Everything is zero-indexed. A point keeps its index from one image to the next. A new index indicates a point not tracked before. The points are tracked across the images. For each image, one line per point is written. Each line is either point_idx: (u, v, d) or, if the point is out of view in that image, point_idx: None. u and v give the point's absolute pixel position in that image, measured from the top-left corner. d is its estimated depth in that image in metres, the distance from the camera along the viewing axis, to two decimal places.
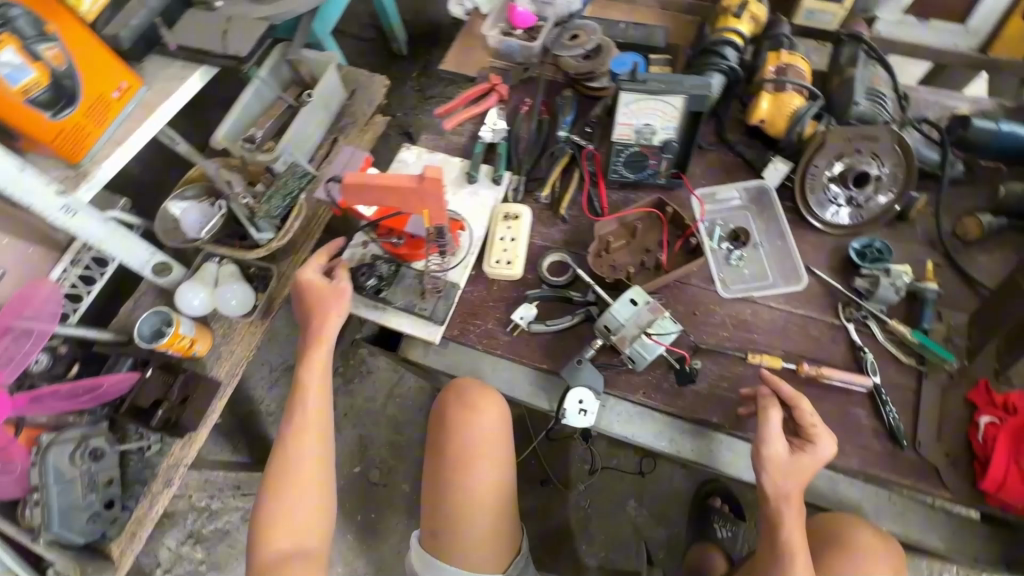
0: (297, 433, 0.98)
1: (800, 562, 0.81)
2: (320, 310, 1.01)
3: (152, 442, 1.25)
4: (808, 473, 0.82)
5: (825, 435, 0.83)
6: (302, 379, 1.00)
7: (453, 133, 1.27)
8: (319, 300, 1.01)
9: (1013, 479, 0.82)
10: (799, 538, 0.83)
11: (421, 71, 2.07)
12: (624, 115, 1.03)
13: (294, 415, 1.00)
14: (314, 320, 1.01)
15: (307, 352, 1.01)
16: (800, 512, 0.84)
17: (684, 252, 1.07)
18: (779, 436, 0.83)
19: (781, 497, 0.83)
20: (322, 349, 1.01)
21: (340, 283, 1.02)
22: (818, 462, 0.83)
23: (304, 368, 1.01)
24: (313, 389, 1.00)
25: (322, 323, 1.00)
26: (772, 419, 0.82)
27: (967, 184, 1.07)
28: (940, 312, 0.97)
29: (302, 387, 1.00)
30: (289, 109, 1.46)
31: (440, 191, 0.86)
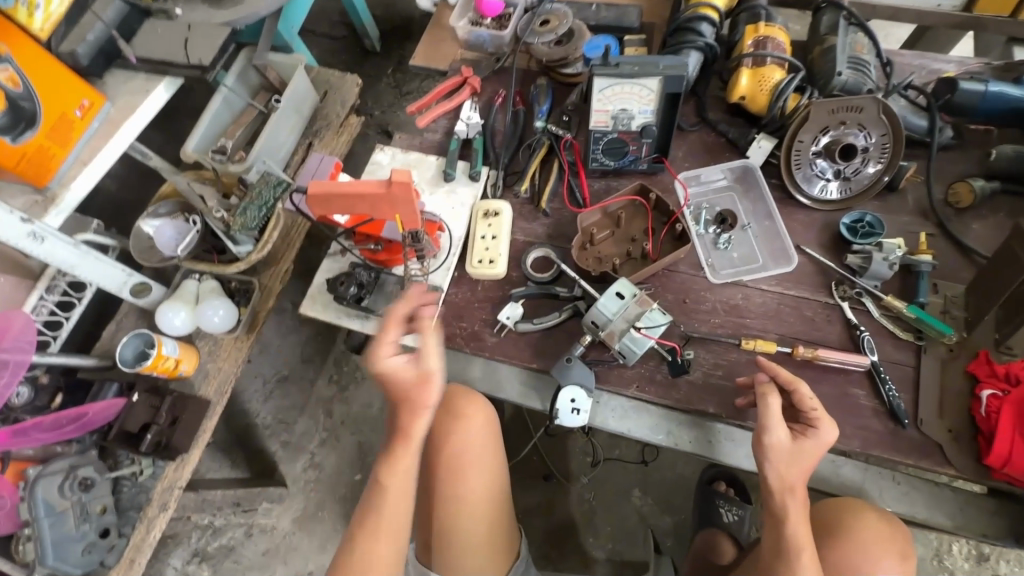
0: (372, 532, 0.82)
1: (806, 556, 0.80)
2: (407, 402, 0.79)
3: (144, 466, 1.22)
4: (812, 459, 0.80)
5: (825, 418, 0.81)
6: (382, 478, 0.83)
7: (427, 131, 1.23)
8: (404, 393, 0.79)
9: (1019, 452, 0.79)
10: (805, 533, 0.81)
11: (395, 67, 2.02)
12: (599, 101, 1.00)
13: (367, 514, 0.83)
14: (401, 411, 0.80)
15: (392, 453, 0.82)
16: (804, 505, 0.82)
17: (671, 238, 1.04)
18: (781, 425, 0.80)
19: (785, 489, 0.81)
20: (409, 451, 0.82)
21: (426, 365, 0.78)
22: (823, 446, 0.81)
23: (387, 468, 0.82)
24: (392, 486, 0.82)
25: (409, 418, 0.80)
26: (772, 407, 0.80)
27: (957, 149, 1.04)
28: (936, 284, 0.95)
29: (381, 485, 0.83)
30: (259, 116, 1.42)
31: (410, 196, 0.84)
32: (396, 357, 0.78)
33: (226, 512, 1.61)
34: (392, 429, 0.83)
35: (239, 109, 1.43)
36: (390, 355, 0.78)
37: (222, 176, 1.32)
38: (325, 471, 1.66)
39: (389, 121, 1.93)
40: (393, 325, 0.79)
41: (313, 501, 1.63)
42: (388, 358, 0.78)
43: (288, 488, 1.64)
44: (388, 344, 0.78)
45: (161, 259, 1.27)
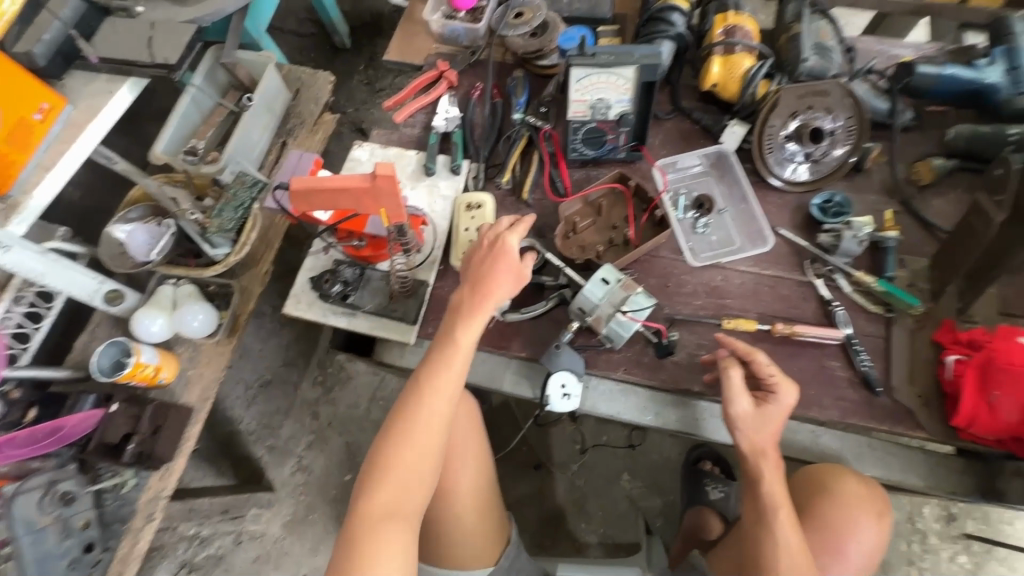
0: (431, 384, 0.82)
1: (783, 515, 0.82)
2: (494, 277, 0.84)
3: (127, 477, 1.19)
4: (776, 423, 0.84)
5: (786, 384, 0.84)
6: (456, 335, 0.83)
7: (405, 126, 1.23)
8: (496, 270, 0.85)
9: (984, 413, 0.84)
10: (782, 493, 0.84)
11: (367, 64, 2.00)
12: (577, 91, 1.01)
13: (432, 368, 0.82)
14: (483, 283, 0.84)
15: (466, 312, 0.84)
16: (777, 468, 0.85)
17: (651, 224, 1.06)
18: (742, 394, 0.84)
19: (757, 453, 0.84)
20: (482, 320, 0.84)
21: (524, 269, 0.86)
22: (783, 411, 0.84)
23: (461, 325, 0.83)
24: (461, 345, 0.83)
25: (490, 288, 0.84)
26: (734, 378, 0.84)
27: (917, 131, 1.09)
28: (902, 259, 0.99)
29: (454, 340, 0.83)
30: (230, 115, 1.38)
31: (394, 189, 0.83)
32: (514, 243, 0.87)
33: (213, 521, 1.58)
34: (468, 294, 0.85)
35: (209, 109, 1.40)
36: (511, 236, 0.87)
37: (194, 178, 1.29)
38: (313, 474, 1.64)
39: (363, 119, 1.91)
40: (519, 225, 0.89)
41: (303, 504, 1.62)
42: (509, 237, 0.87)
43: (277, 493, 1.62)
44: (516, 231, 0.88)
45: (132, 265, 1.22)
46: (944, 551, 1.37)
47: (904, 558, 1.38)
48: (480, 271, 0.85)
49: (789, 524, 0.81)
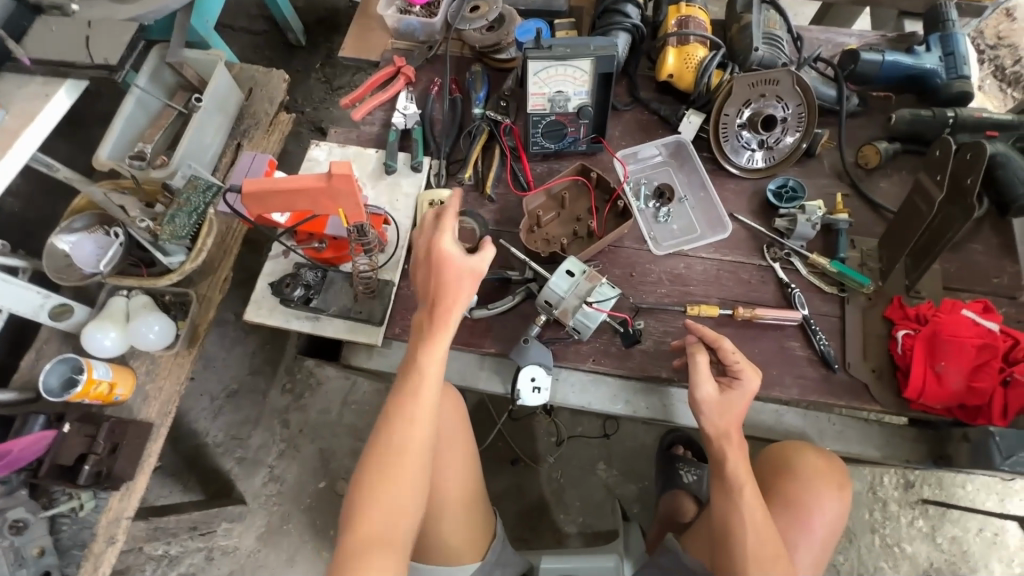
0: (406, 404, 0.80)
1: (748, 493, 0.85)
2: (449, 285, 0.80)
3: (84, 499, 1.13)
4: (740, 409, 0.86)
5: (750, 369, 0.87)
6: (422, 357, 0.80)
7: (363, 123, 1.20)
8: (451, 279, 0.80)
9: (932, 383, 0.88)
10: (746, 473, 0.86)
11: (324, 61, 1.95)
12: (534, 84, 1.01)
13: (402, 397, 0.80)
14: (436, 294, 0.80)
15: (429, 331, 0.80)
16: (741, 449, 0.87)
17: (613, 216, 1.07)
18: (707, 380, 0.86)
19: (722, 436, 0.87)
20: (446, 334, 0.80)
21: (479, 265, 0.81)
22: (747, 395, 0.86)
23: (424, 345, 0.80)
24: (428, 366, 0.80)
25: (446, 300, 0.80)
26: (700, 364, 0.86)
27: (863, 116, 1.13)
28: (853, 240, 1.03)
29: (419, 363, 0.80)
30: (179, 116, 1.33)
31: (352, 187, 0.81)
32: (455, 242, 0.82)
33: (182, 539, 1.52)
34: (427, 309, 0.82)
35: (156, 111, 1.34)
36: (449, 236, 0.81)
37: (143, 183, 1.24)
38: (286, 483, 1.60)
39: (322, 118, 1.87)
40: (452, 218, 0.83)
41: (276, 515, 1.57)
42: (445, 239, 0.81)
43: (249, 505, 1.58)
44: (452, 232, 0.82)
45: (80, 277, 1.17)
46: (904, 516, 1.44)
47: (868, 526, 1.44)
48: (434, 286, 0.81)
49: (753, 502, 0.84)
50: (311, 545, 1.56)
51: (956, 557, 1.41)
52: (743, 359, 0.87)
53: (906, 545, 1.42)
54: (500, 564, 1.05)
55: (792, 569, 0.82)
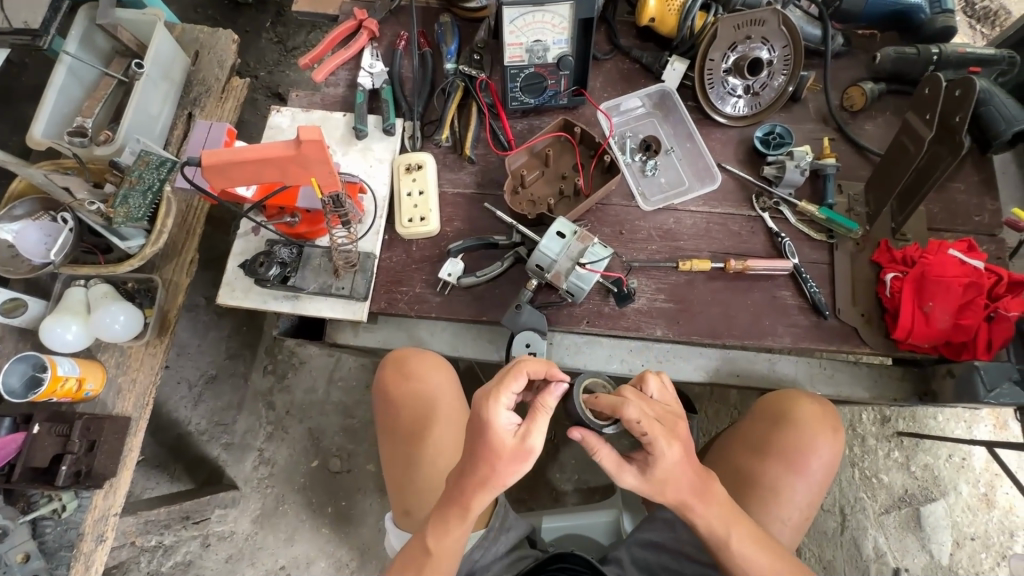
0: (441, 542, 0.76)
1: (737, 533, 0.78)
2: (489, 474, 0.70)
3: (66, 500, 1.06)
4: (677, 471, 0.72)
5: (669, 439, 0.70)
6: (429, 541, 0.76)
7: (326, 86, 1.11)
8: (490, 456, 0.69)
9: (919, 324, 0.90)
10: (726, 518, 0.77)
11: (275, 19, 1.79)
12: (510, 34, 0.95)
13: (407, 570, 0.78)
14: (472, 477, 0.72)
15: (444, 521, 0.75)
16: (709, 502, 0.76)
17: (600, 171, 1.03)
18: (625, 471, 0.72)
19: (683, 507, 0.76)
20: (464, 523, 0.75)
21: (528, 443, 0.69)
22: (676, 461, 0.71)
23: (436, 534, 0.76)
24: (436, 552, 0.76)
25: (474, 492, 0.72)
26: (605, 459, 0.71)
27: (848, 56, 1.10)
28: (841, 186, 1.02)
29: (426, 546, 0.77)
30: (119, 86, 1.20)
31: (324, 155, 0.77)
32: (510, 416, 0.69)
33: (175, 528, 1.48)
34: (453, 495, 0.74)
35: (92, 81, 1.21)
36: (505, 409, 0.69)
37: (87, 162, 1.12)
38: (277, 466, 1.57)
39: (278, 83, 1.75)
40: (520, 376, 0.70)
41: (270, 497, 1.55)
42: (501, 414, 0.68)
43: (241, 490, 1.55)
44: (508, 400, 0.68)
45: (30, 269, 1.05)
46: (880, 449, 1.52)
47: (848, 461, 1.51)
48: (473, 451, 0.71)
49: (745, 541, 0.77)
50: (309, 523, 1.54)
51: (928, 482, 1.49)
52: (649, 421, 0.69)
53: (883, 475, 1.50)
54: (504, 531, 0.97)
55: (785, 555, 0.80)
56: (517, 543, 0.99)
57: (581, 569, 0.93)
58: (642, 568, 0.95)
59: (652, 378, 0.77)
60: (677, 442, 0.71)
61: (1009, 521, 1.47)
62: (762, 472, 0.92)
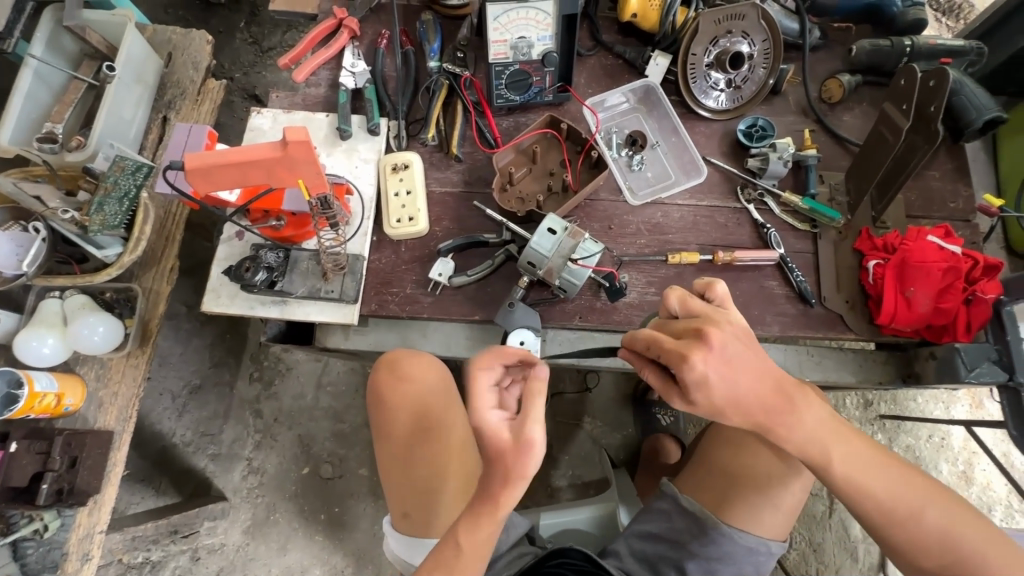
0: (471, 539, 0.73)
1: (837, 452, 0.76)
2: (502, 470, 0.68)
3: (48, 520, 1.02)
4: (742, 379, 0.72)
5: (685, 351, 0.71)
6: (460, 540, 0.73)
7: (308, 86, 1.09)
8: (495, 454, 0.68)
9: (902, 308, 0.93)
10: (822, 436, 0.76)
11: (249, 19, 1.75)
12: (495, 31, 0.96)
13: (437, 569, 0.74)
14: (492, 479, 0.69)
15: (475, 521, 0.72)
16: (807, 412, 0.76)
17: (587, 167, 1.03)
18: (672, 393, 0.77)
19: (765, 428, 0.76)
20: (496, 517, 0.71)
21: (523, 434, 0.66)
22: (744, 373, 0.72)
23: (467, 531, 0.73)
24: (468, 548, 0.73)
25: (499, 490, 0.69)
26: (650, 380, 0.79)
27: (825, 48, 1.13)
28: (822, 176, 1.05)
29: (457, 546, 0.74)
30: (90, 89, 1.16)
31: (311, 156, 0.75)
32: (496, 413, 0.70)
33: (164, 543, 1.47)
34: (481, 495, 0.72)
35: (60, 85, 1.16)
36: (488, 410, 0.70)
37: (58, 169, 1.08)
38: (267, 474, 1.54)
39: (255, 84, 1.71)
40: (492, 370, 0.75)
41: (261, 506, 1.52)
42: (486, 415, 0.70)
43: (230, 501, 1.51)
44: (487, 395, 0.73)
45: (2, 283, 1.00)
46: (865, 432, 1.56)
47: None
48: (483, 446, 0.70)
49: (846, 460, 0.76)
50: (300, 531, 1.51)
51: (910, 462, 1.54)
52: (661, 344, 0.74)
53: None
54: (503, 529, 0.97)
55: (905, 471, 0.77)
56: (518, 541, 0.99)
57: (584, 564, 0.92)
58: (641, 560, 0.96)
59: (673, 291, 0.80)
60: (698, 353, 0.71)
61: (987, 497, 1.52)
62: (753, 464, 0.93)
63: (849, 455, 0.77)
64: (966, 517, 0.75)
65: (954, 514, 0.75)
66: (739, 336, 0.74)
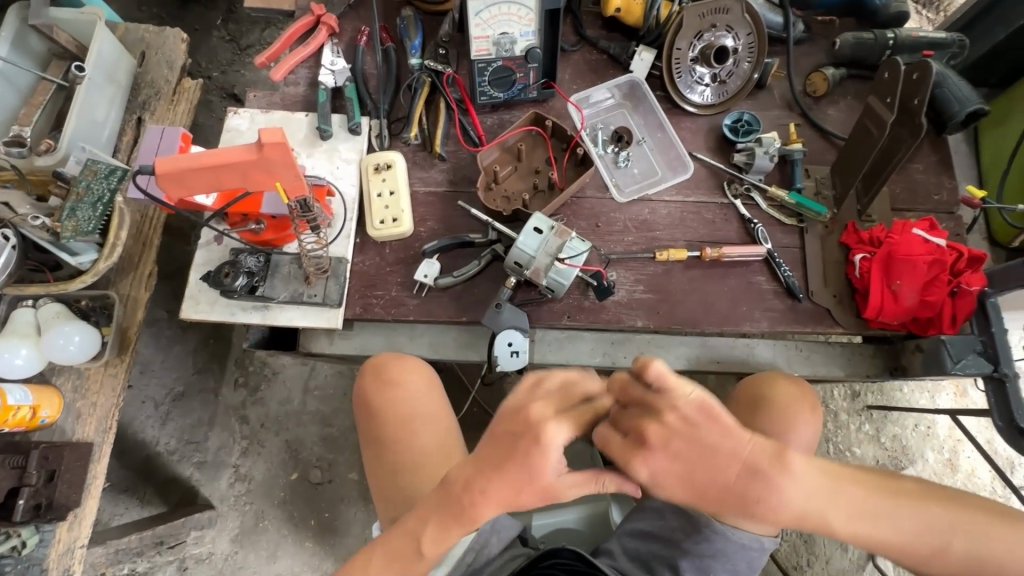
0: (429, 541, 0.70)
1: (835, 513, 0.67)
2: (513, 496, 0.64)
3: (25, 537, 0.99)
4: (703, 473, 0.61)
5: (630, 458, 0.63)
6: (420, 544, 0.71)
7: (286, 85, 1.07)
8: (529, 483, 0.63)
9: (888, 301, 0.93)
10: (816, 504, 0.65)
11: (226, 17, 1.71)
12: (476, 27, 0.94)
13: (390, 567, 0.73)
14: (487, 494, 0.64)
15: (445, 525, 0.69)
16: (797, 481, 0.63)
17: (573, 164, 1.02)
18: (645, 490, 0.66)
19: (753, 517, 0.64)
20: (460, 529, 0.68)
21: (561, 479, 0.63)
22: (708, 464, 0.61)
23: (431, 537, 0.70)
24: (428, 555, 0.72)
25: (482, 506, 0.65)
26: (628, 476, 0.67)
27: (809, 42, 1.12)
28: (808, 171, 1.04)
29: (417, 550, 0.72)
30: (59, 90, 1.12)
31: (287, 157, 0.73)
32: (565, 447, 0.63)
33: (149, 554, 1.44)
34: (457, 503, 0.67)
35: (28, 86, 1.12)
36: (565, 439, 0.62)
37: (28, 174, 1.04)
38: (255, 481, 1.52)
39: (233, 83, 1.67)
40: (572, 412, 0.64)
41: (249, 514, 1.50)
42: (558, 444, 0.62)
43: (217, 509, 1.49)
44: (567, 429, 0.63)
45: None
46: (852, 423, 1.58)
47: (822, 436, 1.57)
48: (505, 467, 0.63)
49: (844, 515, 0.67)
50: (290, 538, 1.49)
51: (897, 452, 1.55)
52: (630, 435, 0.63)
53: (855, 448, 1.56)
54: (495, 533, 0.95)
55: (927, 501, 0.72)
56: (510, 543, 0.98)
57: (575, 563, 0.91)
58: (634, 558, 0.96)
59: (614, 378, 0.68)
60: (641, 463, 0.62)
61: (972, 484, 1.54)
62: None
63: (847, 512, 0.67)
64: (988, 526, 0.73)
65: (978, 529, 0.72)
66: (694, 417, 0.61)
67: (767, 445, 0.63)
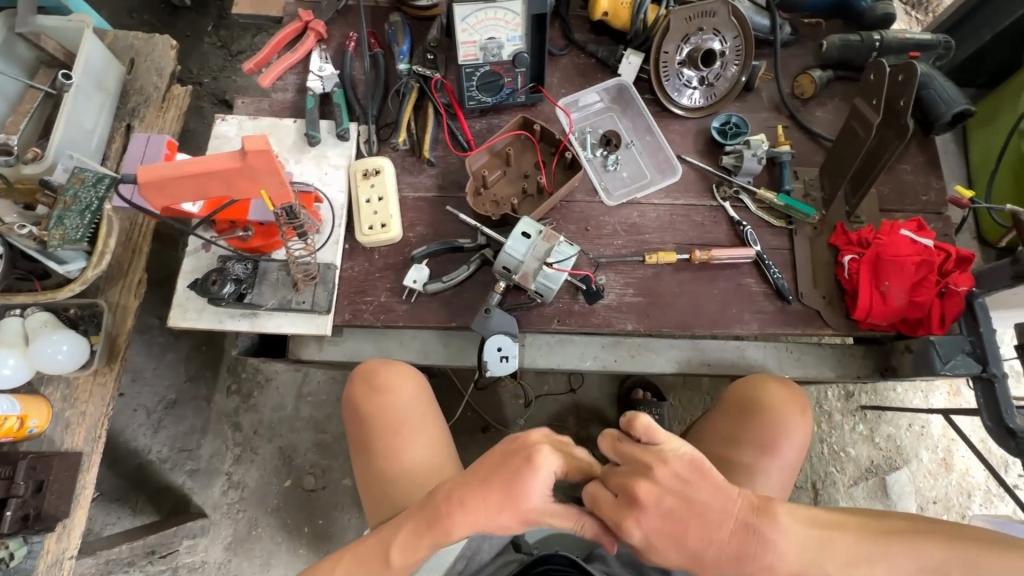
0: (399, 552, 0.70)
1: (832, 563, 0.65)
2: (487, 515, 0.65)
3: (13, 548, 0.98)
4: (692, 533, 0.63)
5: (621, 518, 0.65)
6: (391, 553, 0.71)
7: (275, 91, 1.06)
8: (505, 500, 0.64)
9: (877, 302, 0.93)
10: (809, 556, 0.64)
11: (216, 23, 1.71)
12: (463, 32, 0.94)
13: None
14: (460, 507, 0.65)
15: (416, 535, 0.69)
16: (787, 532, 0.63)
17: (562, 168, 1.02)
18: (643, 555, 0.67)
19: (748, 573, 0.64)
20: (430, 541, 0.68)
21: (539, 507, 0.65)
22: (695, 521, 0.62)
23: (401, 547, 0.70)
24: (397, 565, 0.71)
25: (454, 519, 0.66)
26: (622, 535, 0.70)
27: (797, 44, 1.13)
28: (796, 172, 1.05)
29: (387, 558, 0.71)
30: (47, 98, 1.12)
31: (271, 165, 0.72)
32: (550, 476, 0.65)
33: (141, 564, 1.44)
34: (430, 516, 0.68)
35: (16, 93, 1.11)
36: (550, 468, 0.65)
37: (15, 181, 1.04)
38: (248, 489, 1.51)
39: (225, 89, 1.67)
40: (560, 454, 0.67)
41: (242, 521, 1.49)
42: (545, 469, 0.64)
43: (210, 517, 1.48)
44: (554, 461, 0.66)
45: None
46: (846, 424, 1.58)
47: (817, 437, 1.57)
48: (483, 482, 0.65)
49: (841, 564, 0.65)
50: (284, 545, 1.48)
51: (892, 452, 1.56)
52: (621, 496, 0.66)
53: (849, 448, 1.56)
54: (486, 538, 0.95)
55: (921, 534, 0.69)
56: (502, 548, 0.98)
57: (567, 569, 0.89)
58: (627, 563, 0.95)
59: (606, 435, 0.70)
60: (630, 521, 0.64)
61: (966, 483, 1.54)
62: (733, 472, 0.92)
63: (843, 562, 0.66)
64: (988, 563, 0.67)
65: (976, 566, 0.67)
66: (681, 475, 0.64)
67: (751, 495, 0.64)
